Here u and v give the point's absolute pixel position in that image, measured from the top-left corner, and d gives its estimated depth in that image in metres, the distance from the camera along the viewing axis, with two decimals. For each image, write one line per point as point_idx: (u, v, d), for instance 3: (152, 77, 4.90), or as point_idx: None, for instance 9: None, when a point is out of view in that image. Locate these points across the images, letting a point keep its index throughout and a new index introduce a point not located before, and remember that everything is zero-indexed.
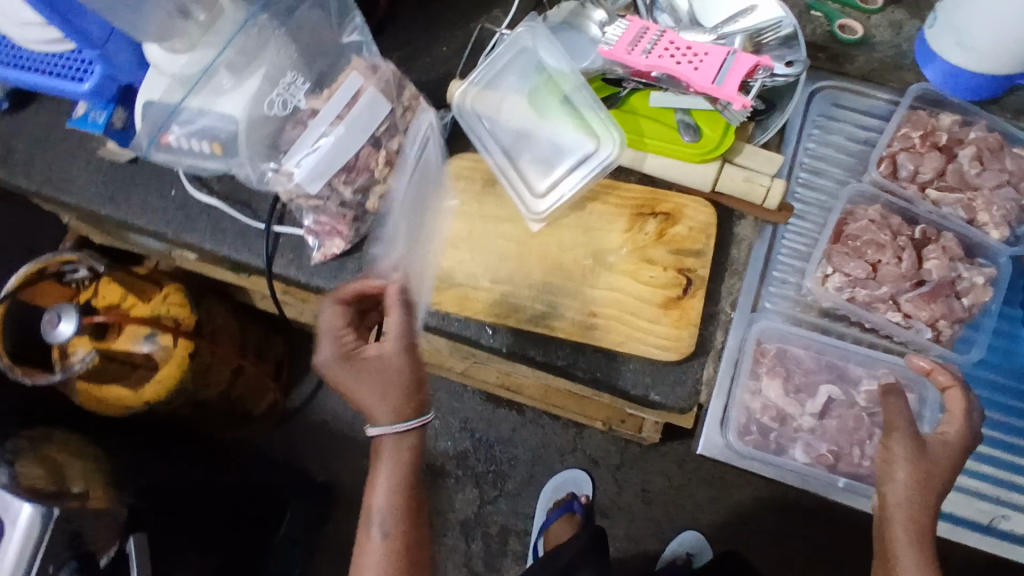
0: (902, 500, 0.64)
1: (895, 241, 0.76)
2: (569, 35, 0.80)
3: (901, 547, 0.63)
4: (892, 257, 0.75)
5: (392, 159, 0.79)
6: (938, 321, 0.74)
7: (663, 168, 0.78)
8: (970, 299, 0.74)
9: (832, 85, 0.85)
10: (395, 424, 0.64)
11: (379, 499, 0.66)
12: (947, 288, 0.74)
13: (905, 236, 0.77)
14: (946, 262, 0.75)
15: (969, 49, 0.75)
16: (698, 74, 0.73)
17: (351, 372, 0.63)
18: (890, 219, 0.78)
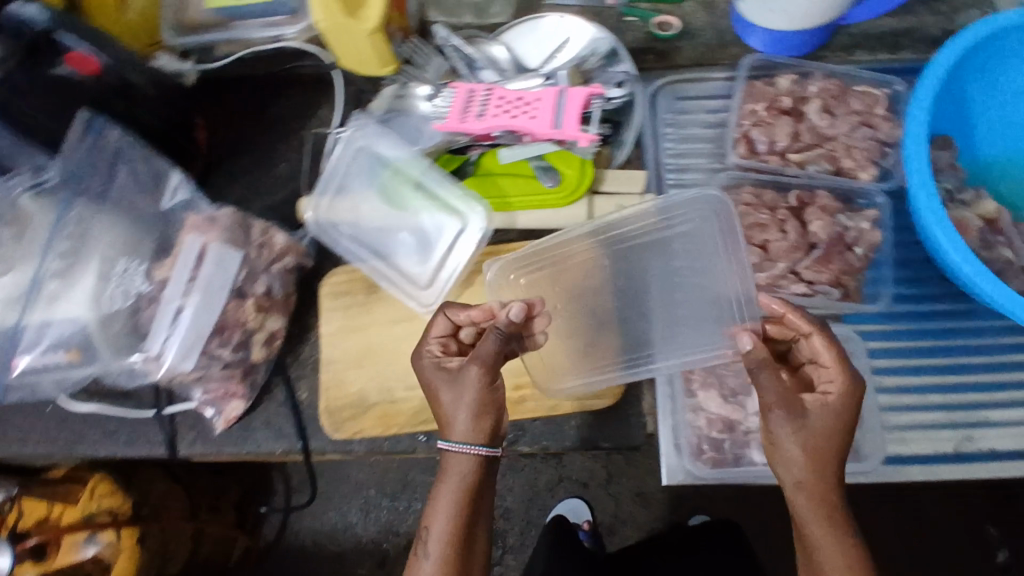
0: (800, 484, 0.57)
1: (776, 216, 0.76)
2: (400, 121, 0.77)
3: (820, 536, 0.56)
4: (779, 233, 0.75)
5: (263, 303, 0.75)
6: (841, 278, 0.74)
7: (536, 220, 0.76)
8: (862, 246, 0.74)
9: (668, 81, 0.85)
10: (460, 444, 0.60)
11: (438, 520, 0.59)
12: (839, 244, 0.75)
13: (783, 208, 0.76)
14: (829, 220, 0.75)
15: (780, 12, 0.75)
16: (536, 122, 0.72)
17: (443, 382, 0.63)
18: (763, 194, 0.77)
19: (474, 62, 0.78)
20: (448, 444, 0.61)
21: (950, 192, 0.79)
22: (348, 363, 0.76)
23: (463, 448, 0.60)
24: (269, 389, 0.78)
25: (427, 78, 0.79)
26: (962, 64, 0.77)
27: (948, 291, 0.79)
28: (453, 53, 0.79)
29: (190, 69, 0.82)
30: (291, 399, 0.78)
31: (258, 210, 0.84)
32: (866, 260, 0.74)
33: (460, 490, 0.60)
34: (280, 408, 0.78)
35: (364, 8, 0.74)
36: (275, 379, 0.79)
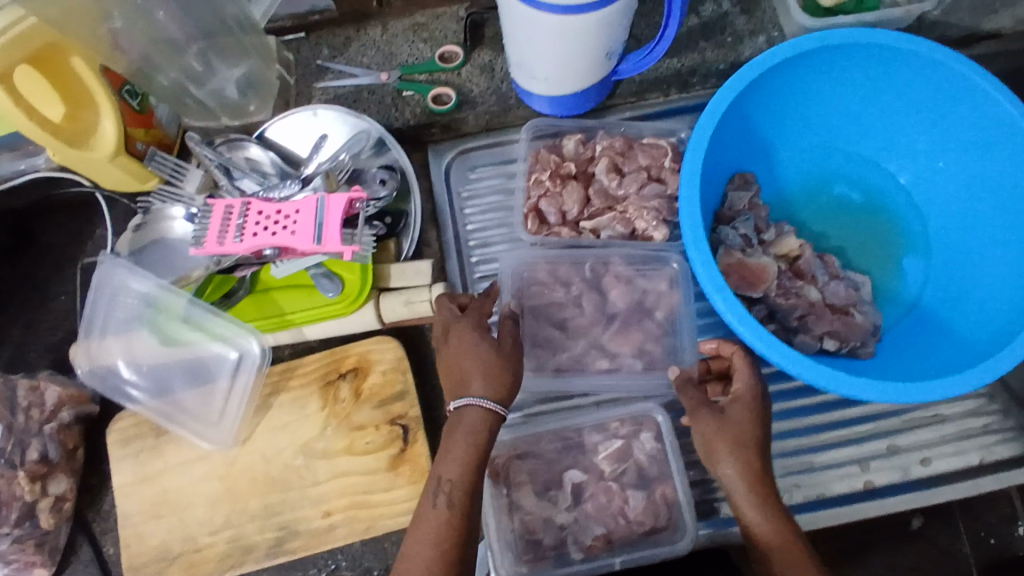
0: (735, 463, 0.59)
1: (570, 291, 0.74)
2: (165, 249, 0.73)
3: (746, 507, 0.58)
4: (576, 308, 0.73)
5: (43, 467, 0.70)
6: (642, 348, 0.72)
7: (323, 331, 0.72)
8: (663, 310, 0.73)
9: (456, 152, 0.81)
10: (479, 398, 0.60)
11: (453, 475, 0.58)
12: (637, 311, 0.73)
13: (578, 281, 0.74)
14: (626, 286, 0.73)
15: (542, 80, 0.72)
16: (297, 237, 0.66)
17: (467, 351, 0.62)
18: (558, 267, 0.74)
19: (233, 168, 0.72)
20: (472, 400, 0.60)
21: (749, 237, 0.75)
22: (146, 513, 0.71)
23: (478, 404, 0.60)
24: (74, 549, 0.73)
25: (186, 194, 0.72)
26: (740, 106, 0.73)
27: None
28: (207, 160, 0.72)
29: None
30: (99, 555, 0.73)
31: (40, 354, 0.78)
32: (666, 324, 0.73)
33: (463, 453, 0.59)
34: (89, 567, 0.73)
35: (96, 138, 0.67)
36: (80, 535, 0.74)
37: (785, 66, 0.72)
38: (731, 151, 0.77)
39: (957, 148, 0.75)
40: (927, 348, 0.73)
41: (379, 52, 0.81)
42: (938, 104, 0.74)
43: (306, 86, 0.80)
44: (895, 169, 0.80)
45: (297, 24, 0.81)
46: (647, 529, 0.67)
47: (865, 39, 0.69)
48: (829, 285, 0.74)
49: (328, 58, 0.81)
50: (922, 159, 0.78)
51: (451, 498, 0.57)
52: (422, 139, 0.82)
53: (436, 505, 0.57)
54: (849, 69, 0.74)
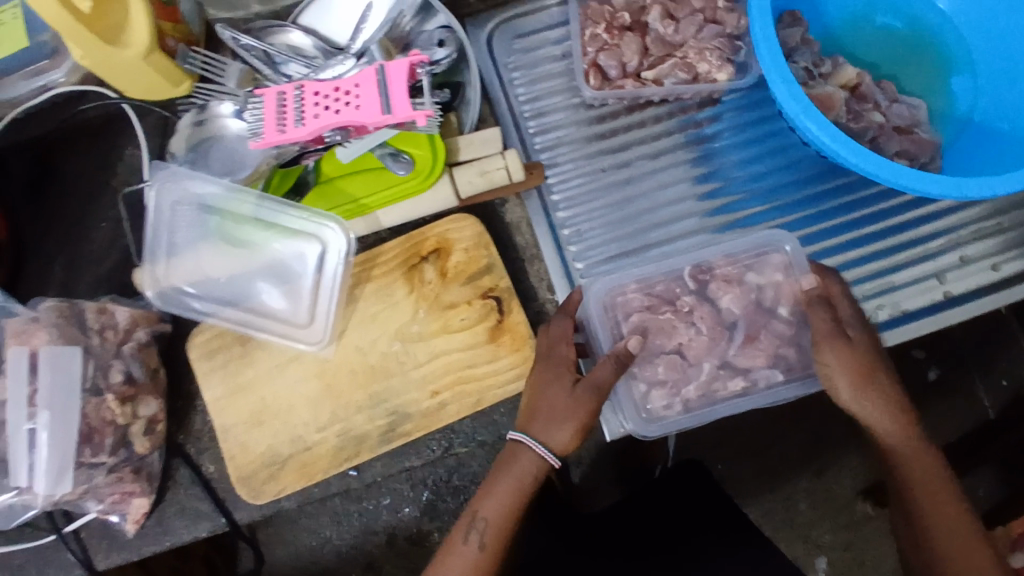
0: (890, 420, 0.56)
1: (680, 311, 0.62)
2: (216, 152, 0.69)
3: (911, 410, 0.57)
4: (690, 330, 0.62)
5: (130, 390, 0.67)
6: (753, 311, 0.62)
7: (399, 216, 0.69)
8: (786, 304, 0.62)
9: (498, 23, 0.78)
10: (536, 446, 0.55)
11: (492, 511, 0.55)
12: (759, 313, 0.62)
13: (684, 298, 0.63)
14: (739, 290, 0.63)
15: None
16: (363, 111, 0.64)
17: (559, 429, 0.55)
18: (654, 288, 0.63)
19: (274, 54, 0.68)
20: (525, 441, 0.55)
21: (809, 70, 0.76)
22: (246, 422, 0.69)
23: (530, 444, 0.55)
24: (171, 473, 0.71)
25: (229, 89, 0.67)
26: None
27: (817, 159, 0.78)
28: (247, 50, 0.69)
29: None
30: (199, 476, 0.70)
31: (92, 286, 0.74)
32: (795, 320, 0.62)
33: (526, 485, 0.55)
34: (191, 490, 0.71)
35: (127, 32, 0.62)
36: (174, 461, 0.71)
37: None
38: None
39: None
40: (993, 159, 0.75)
41: None
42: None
43: None
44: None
45: None
46: (777, 381, 0.61)
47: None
48: (892, 107, 0.75)
49: None
50: None
51: (481, 539, 0.54)
52: (459, 12, 0.78)
53: (468, 543, 0.55)
54: None
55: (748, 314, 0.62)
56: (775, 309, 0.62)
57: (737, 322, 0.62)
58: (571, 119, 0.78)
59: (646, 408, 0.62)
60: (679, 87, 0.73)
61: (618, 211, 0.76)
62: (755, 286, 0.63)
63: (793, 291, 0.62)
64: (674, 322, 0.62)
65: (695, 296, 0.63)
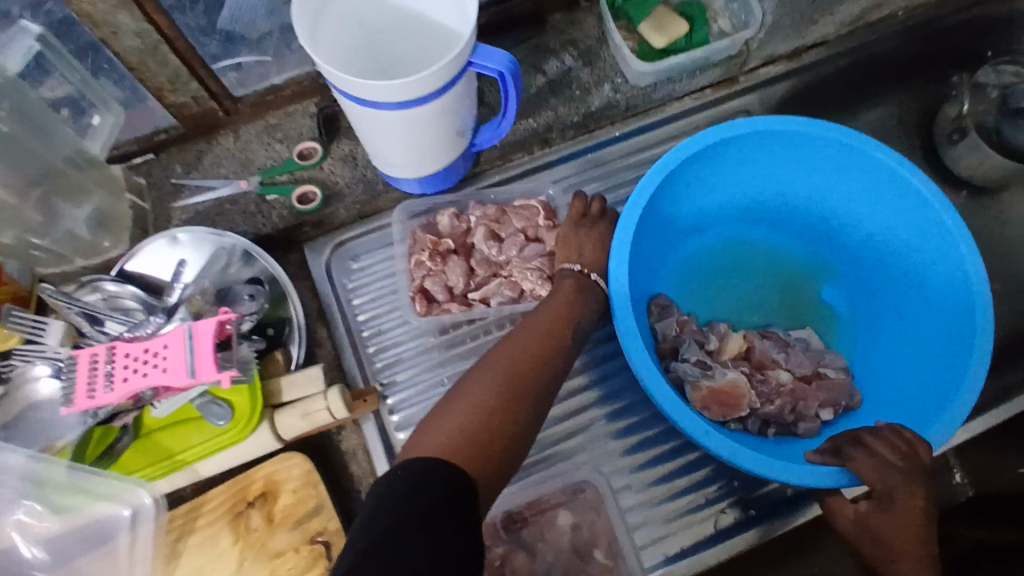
0: (891, 482, 0.61)
1: (493, 564, 0.61)
2: (32, 415, 0.67)
3: None
4: None
5: None
6: (568, 558, 0.62)
7: (222, 464, 0.68)
8: (601, 548, 0.62)
9: (332, 248, 0.80)
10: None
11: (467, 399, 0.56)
12: (573, 558, 0.61)
13: (498, 547, 0.61)
14: (552, 535, 0.62)
15: (400, 166, 0.71)
16: (171, 374, 0.63)
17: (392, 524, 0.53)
18: None
19: (95, 313, 0.68)
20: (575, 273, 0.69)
21: (702, 361, 0.73)
22: None
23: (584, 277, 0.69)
24: None
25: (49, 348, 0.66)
26: (648, 213, 0.74)
27: None
28: (66, 309, 0.68)
29: None
30: None
31: None
32: (611, 562, 0.61)
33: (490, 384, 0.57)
34: None
35: None
36: None
37: (680, 166, 0.72)
38: (648, 253, 0.77)
39: (836, 194, 0.78)
40: (870, 390, 0.75)
41: (235, 159, 0.79)
42: (825, 164, 0.76)
43: (163, 210, 0.77)
44: (792, 225, 0.83)
45: (143, 146, 0.77)
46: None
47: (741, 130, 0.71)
48: (792, 359, 0.75)
49: (182, 175, 0.78)
50: (809, 209, 0.81)
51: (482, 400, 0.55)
52: (296, 239, 0.81)
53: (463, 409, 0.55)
54: (730, 154, 0.75)
55: (562, 561, 0.62)
56: (589, 550, 0.62)
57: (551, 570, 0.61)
58: (412, 335, 0.78)
59: None
60: (506, 305, 0.74)
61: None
62: (569, 527, 0.62)
63: (606, 532, 0.62)
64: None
65: (508, 545, 0.61)
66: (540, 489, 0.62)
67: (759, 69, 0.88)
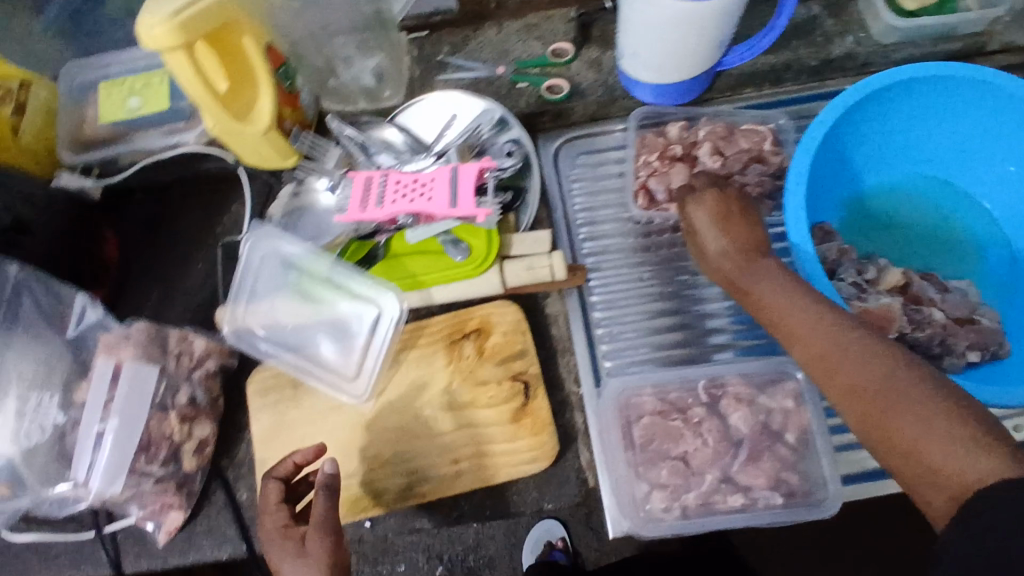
0: (873, 381, 0.55)
1: (689, 421, 0.67)
2: (311, 217, 0.81)
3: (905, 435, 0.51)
4: (697, 440, 0.66)
5: (189, 412, 0.74)
6: (762, 433, 0.66)
7: (452, 294, 0.78)
8: (793, 432, 0.66)
9: (565, 140, 0.89)
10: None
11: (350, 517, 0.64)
12: (765, 436, 0.66)
13: (696, 406, 0.67)
14: (749, 410, 0.66)
15: (655, 69, 0.80)
16: (434, 202, 0.74)
17: (285, 551, 0.60)
18: (667, 395, 0.68)
19: (369, 146, 0.80)
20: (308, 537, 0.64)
21: (857, 284, 0.79)
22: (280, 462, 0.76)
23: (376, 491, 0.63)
24: (208, 495, 0.77)
25: (327, 169, 0.80)
26: (827, 144, 0.79)
27: None
28: (348, 140, 0.81)
29: (93, 185, 0.83)
30: (232, 499, 0.77)
31: (179, 315, 0.83)
32: (799, 448, 0.66)
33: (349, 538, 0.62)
34: (223, 512, 0.77)
35: (253, 114, 0.75)
36: (214, 482, 0.78)
37: (864, 99, 0.77)
38: (822, 183, 0.81)
39: (997, 133, 0.79)
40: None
41: (495, 48, 0.89)
42: (988, 106, 0.78)
43: (427, 80, 0.88)
44: (962, 180, 0.84)
45: (420, 23, 0.89)
46: (777, 504, 0.64)
47: (922, 73, 0.75)
48: (949, 301, 0.78)
49: (447, 54, 0.89)
50: (971, 152, 0.82)
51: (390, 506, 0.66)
52: (531, 128, 0.89)
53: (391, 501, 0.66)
54: (893, 98, 0.79)
55: (754, 435, 0.66)
56: (780, 434, 0.66)
57: (743, 441, 0.66)
58: (621, 230, 0.86)
59: (645, 508, 0.65)
60: None
61: (646, 303, 0.83)
62: (766, 408, 0.67)
63: (800, 422, 0.66)
64: (682, 431, 0.66)
65: (706, 408, 0.67)
66: (751, 367, 0.68)
67: (996, 53, 0.89)
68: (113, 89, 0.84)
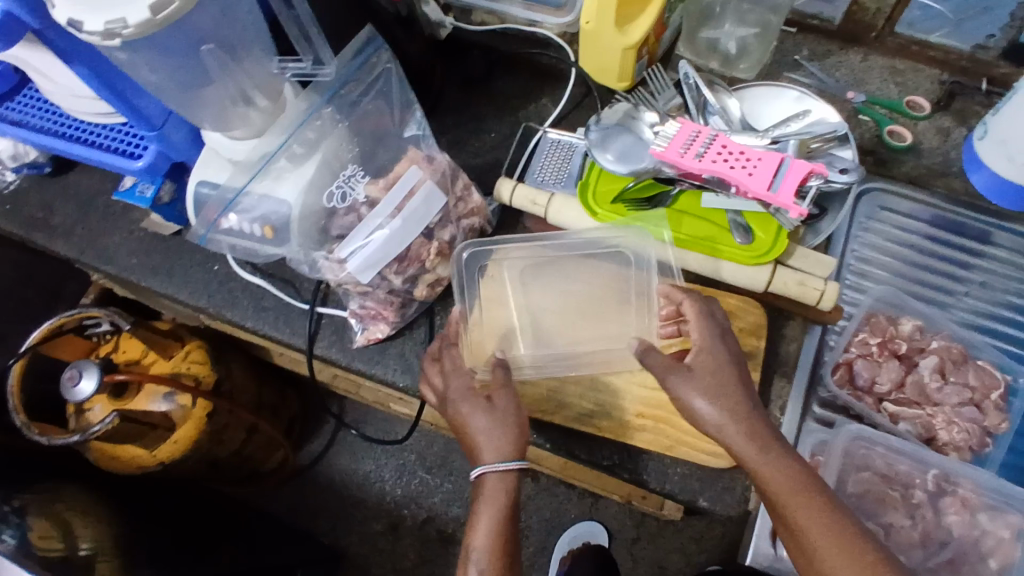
0: (782, 484, 0.57)
1: (905, 500, 0.67)
2: (623, 138, 0.80)
3: (811, 518, 0.56)
4: (904, 519, 0.66)
5: (444, 249, 0.79)
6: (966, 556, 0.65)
7: (712, 268, 0.78)
8: (998, 560, 0.64)
9: (879, 187, 0.86)
10: (496, 463, 0.64)
11: (481, 537, 0.63)
12: (971, 551, 0.65)
13: (917, 491, 0.67)
14: (967, 518, 0.66)
15: (1019, 164, 0.77)
16: (752, 179, 0.74)
17: (476, 407, 0.67)
18: (893, 465, 0.68)
19: (708, 105, 0.81)
20: (486, 466, 0.64)
21: None
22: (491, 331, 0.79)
23: (495, 465, 0.64)
24: (413, 326, 0.82)
25: (657, 104, 0.82)
26: None
27: None
28: (689, 86, 0.82)
29: (447, 23, 0.90)
30: (430, 341, 0.81)
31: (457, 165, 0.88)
32: None
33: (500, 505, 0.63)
34: (416, 346, 0.81)
35: (629, 27, 0.78)
36: (421, 318, 0.82)
37: None
38: None
39: None
40: None
41: (852, 73, 0.89)
42: None
43: (776, 72, 0.89)
44: None
45: (794, 21, 0.91)
46: None
47: None
48: None
49: (805, 58, 0.89)
50: None
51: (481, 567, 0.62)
52: None
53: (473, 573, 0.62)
54: None
55: (962, 543, 0.65)
56: (985, 556, 0.65)
57: (948, 543, 0.66)
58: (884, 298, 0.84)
59: None
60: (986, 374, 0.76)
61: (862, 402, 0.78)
62: (982, 528, 0.65)
63: (1007, 555, 0.64)
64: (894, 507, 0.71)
65: (928, 496, 0.67)
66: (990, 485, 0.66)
67: None
68: None
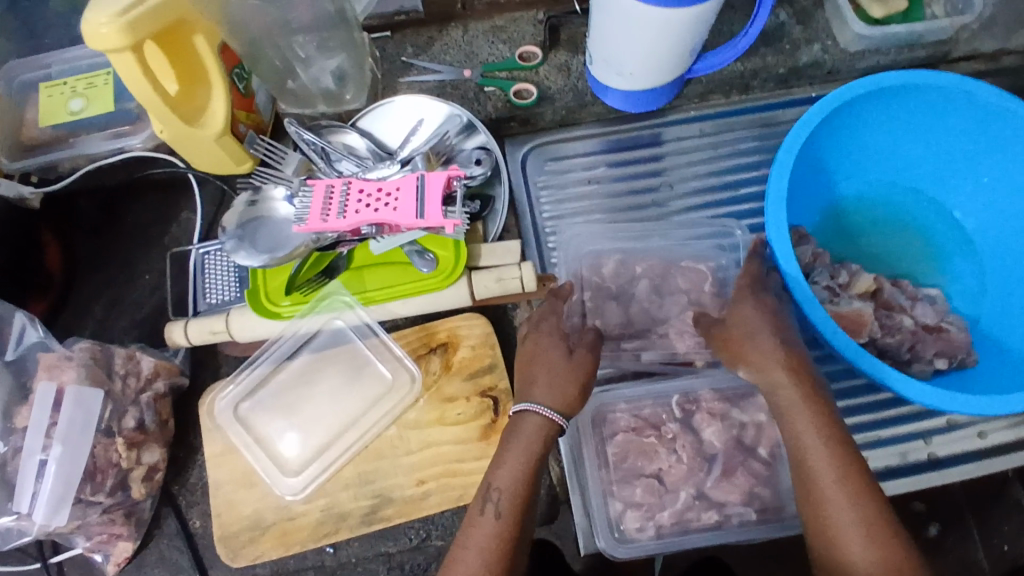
0: (818, 444, 0.56)
1: (663, 438, 0.68)
2: (265, 228, 0.75)
3: (830, 505, 0.55)
4: (671, 457, 0.67)
5: (138, 438, 0.70)
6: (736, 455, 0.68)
7: (416, 307, 0.75)
8: (765, 446, 0.68)
9: (536, 145, 0.87)
10: (544, 406, 0.60)
11: (505, 479, 0.58)
12: (738, 450, 0.68)
13: (669, 424, 0.69)
14: (722, 424, 0.68)
15: (627, 75, 0.77)
16: (398, 213, 0.70)
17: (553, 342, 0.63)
18: (641, 411, 0.70)
19: (331, 152, 0.76)
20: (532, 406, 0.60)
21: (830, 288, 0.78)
22: (236, 485, 0.72)
23: (536, 409, 0.60)
24: (159, 521, 0.73)
25: (285, 175, 0.76)
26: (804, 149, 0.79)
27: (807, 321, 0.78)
28: (306, 144, 0.76)
29: (32, 193, 0.78)
30: (184, 527, 0.72)
31: (123, 331, 0.79)
32: (772, 462, 0.67)
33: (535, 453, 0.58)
34: (174, 540, 0.72)
35: (206, 116, 0.69)
36: (164, 508, 0.73)
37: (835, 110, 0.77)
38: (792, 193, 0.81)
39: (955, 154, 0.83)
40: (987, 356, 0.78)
41: (461, 50, 0.86)
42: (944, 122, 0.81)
43: (391, 82, 0.85)
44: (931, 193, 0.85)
45: (383, 23, 0.86)
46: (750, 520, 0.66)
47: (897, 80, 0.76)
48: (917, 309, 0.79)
49: (412, 56, 0.86)
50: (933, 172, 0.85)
51: (500, 513, 0.56)
52: (499, 133, 0.87)
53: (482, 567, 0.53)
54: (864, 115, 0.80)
55: (729, 449, 0.68)
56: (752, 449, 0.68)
57: (717, 455, 0.68)
58: None
59: (619, 527, 0.66)
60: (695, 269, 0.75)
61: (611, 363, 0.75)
62: (738, 422, 0.69)
63: (772, 435, 0.68)
64: (656, 448, 0.68)
65: (680, 424, 0.69)
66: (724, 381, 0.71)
67: (961, 61, 0.91)
68: (54, 90, 0.78)
